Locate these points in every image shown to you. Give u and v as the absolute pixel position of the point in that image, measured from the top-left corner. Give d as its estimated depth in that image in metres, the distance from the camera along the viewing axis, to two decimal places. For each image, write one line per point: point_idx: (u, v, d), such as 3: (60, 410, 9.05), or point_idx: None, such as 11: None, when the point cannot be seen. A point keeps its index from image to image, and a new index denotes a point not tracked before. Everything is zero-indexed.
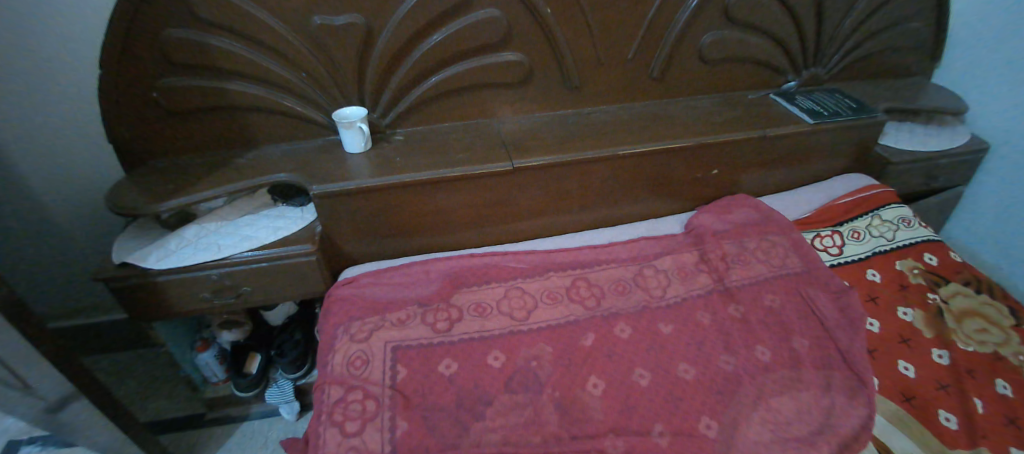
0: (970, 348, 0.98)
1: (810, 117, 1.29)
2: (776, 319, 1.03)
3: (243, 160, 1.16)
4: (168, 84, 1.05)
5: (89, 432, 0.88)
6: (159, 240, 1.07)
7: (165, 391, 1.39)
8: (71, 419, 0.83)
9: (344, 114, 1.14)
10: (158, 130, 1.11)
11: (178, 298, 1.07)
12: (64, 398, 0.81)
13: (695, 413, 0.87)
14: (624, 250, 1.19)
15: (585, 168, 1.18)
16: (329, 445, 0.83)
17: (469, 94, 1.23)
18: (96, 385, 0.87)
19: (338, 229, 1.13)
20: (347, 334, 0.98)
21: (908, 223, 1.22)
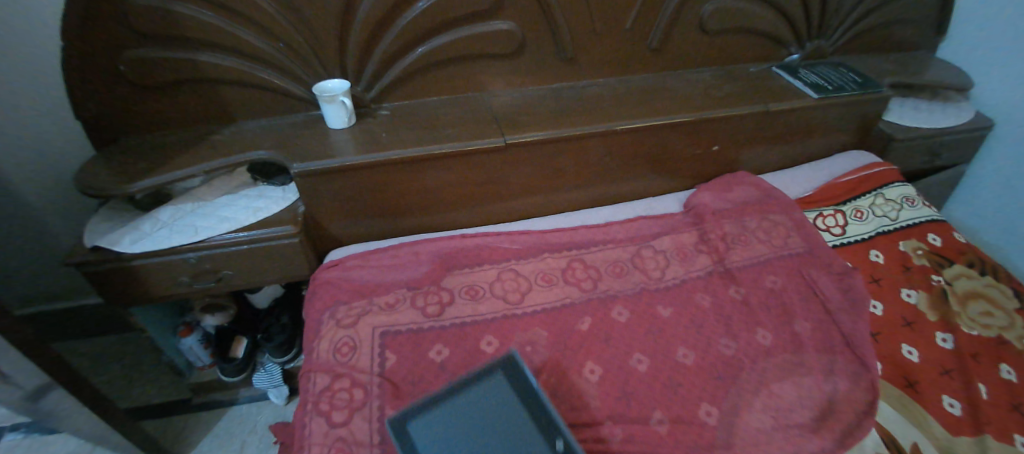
0: (974, 332, 0.96)
1: (814, 91, 1.24)
2: (776, 301, 1.01)
3: (219, 136, 1.09)
4: (135, 56, 0.97)
5: (72, 422, 0.85)
6: (133, 222, 1.01)
7: (149, 376, 1.35)
8: (51, 410, 0.80)
9: (325, 87, 1.07)
10: (127, 106, 1.03)
11: (156, 283, 1.02)
12: (40, 390, 0.77)
13: (695, 399, 0.85)
14: (622, 230, 1.15)
15: (582, 144, 1.12)
16: (316, 437, 0.80)
17: (458, 65, 1.16)
18: (75, 376, 0.83)
19: (321, 209, 1.07)
20: (334, 320, 0.94)
21: (911, 202, 1.20)
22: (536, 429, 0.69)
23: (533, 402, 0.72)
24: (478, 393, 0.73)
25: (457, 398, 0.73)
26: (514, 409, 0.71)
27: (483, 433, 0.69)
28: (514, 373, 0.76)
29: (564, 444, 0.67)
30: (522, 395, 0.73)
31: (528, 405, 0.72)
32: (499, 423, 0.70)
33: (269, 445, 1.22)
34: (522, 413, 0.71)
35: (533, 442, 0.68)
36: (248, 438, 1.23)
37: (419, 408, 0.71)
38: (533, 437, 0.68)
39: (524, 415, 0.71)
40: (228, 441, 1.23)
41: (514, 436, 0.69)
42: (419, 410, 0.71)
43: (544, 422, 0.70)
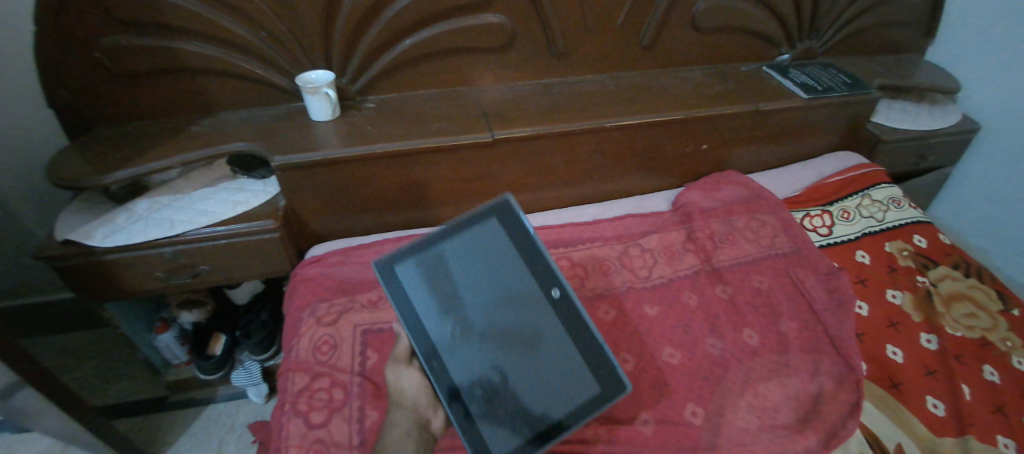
0: (959, 334, 0.97)
1: (804, 91, 1.24)
2: (764, 302, 1.00)
3: (198, 127, 1.05)
4: (110, 43, 0.94)
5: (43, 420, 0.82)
6: (106, 215, 0.97)
7: (124, 374, 1.31)
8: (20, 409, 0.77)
9: (308, 78, 1.04)
10: (102, 95, 1.00)
11: (131, 278, 0.98)
12: (6, 388, 0.74)
13: (681, 400, 0.84)
14: (610, 229, 1.14)
15: (571, 141, 1.11)
16: (293, 438, 0.77)
17: (446, 58, 1.14)
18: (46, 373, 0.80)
19: (303, 203, 1.05)
20: (315, 317, 0.92)
21: (897, 204, 1.20)
22: (531, 272, 0.66)
23: (529, 251, 0.66)
24: (468, 240, 0.68)
25: (447, 242, 0.68)
26: (508, 256, 0.67)
27: (472, 275, 0.67)
28: (508, 218, 0.68)
29: (561, 292, 0.64)
30: (515, 243, 0.67)
31: (523, 253, 0.67)
32: (490, 264, 0.67)
33: (248, 444, 1.20)
34: (516, 261, 0.67)
35: (529, 292, 0.66)
36: (226, 438, 1.20)
37: (405, 253, 0.68)
38: (528, 283, 0.66)
39: (518, 259, 0.67)
40: (205, 440, 1.20)
41: (509, 286, 0.66)
42: (406, 254, 0.68)
43: (540, 271, 0.65)
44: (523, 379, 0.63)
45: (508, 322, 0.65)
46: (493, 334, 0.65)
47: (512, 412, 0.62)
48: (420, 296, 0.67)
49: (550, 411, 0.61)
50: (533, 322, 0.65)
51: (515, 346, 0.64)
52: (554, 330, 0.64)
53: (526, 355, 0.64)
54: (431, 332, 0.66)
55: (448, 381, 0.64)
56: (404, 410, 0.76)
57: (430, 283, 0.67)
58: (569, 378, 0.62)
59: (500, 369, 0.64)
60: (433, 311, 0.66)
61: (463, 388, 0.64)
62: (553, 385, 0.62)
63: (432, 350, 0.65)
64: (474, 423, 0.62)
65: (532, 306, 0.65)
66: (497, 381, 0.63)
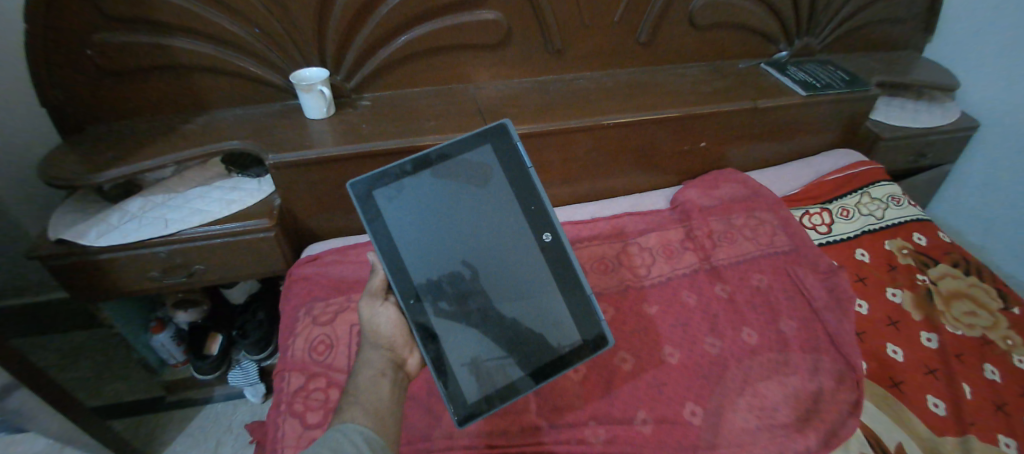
0: (959, 332, 0.96)
1: (803, 88, 1.23)
2: (762, 300, 1.00)
3: (192, 125, 1.04)
4: (102, 40, 0.92)
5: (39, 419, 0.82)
6: (99, 214, 0.96)
7: (119, 373, 1.30)
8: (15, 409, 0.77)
9: (303, 75, 1.03)
10: (94, 93, 0.98)
11: (125, 277, 0.98)
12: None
13: (680, 399, 0.83)
14: (608, 226, 1.13)
15: (568, 138, 1.10)
16: (289, 439, 0.77)
17: (441, 55, 1.13)
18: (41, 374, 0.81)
19: (299, 202, 1.04)
20: (310, 317, 0.91)
21: (896, 201, 1.19)
22: (526, 212, 0.69)
23: (525, 190, 0.69)
24: (468, 166, 0.68)
25: (438, 170, 0.68)
26: (504, 192, 0.69)
27: (459, 207, 0.68)
28: (506, 152, 0.69)
29: (552, 237, 0.69)
30: (514, 182, 0.69)
31: (520, 191, 0.69)
32: (481, 197, 0.68)
33: (245, 445, 1.19)
34: (512, 199, 0.69)
35: (520, 229, 0.69)
36: (222, 438, 1.20)
37: (390, 175, 0.66)
38: (520, 224, 0.69)
39: (512, 198, 0.69)
40: (202, 440, 1.19)
41: (499, 217, 0.68)
42: (391, 176, 0.66)
43: (532, 214, 0.69)
44: (505, 319, 0.67)
45: (492, 259, 0.68)
46: (476, 270, 0.67)
47: (492, 349, 0.66)
48: (403, 227, 0.66)
49: (510, 334, 0.67)
50: (517, 258, 0.68)
51: (498, 284, 0.68)
52: (540, 272, 0.69)
53: (509, 293, 0.68)
54: (412, 264, 0.66)
55: (426, 317, 0.65)
56: (379, 350, 0.69)
57: (415, 212, 0.66)
58: (550, 321, 0.68)
59: (482, 306, 0.67)
60: (417, 242, 0.66)
61: (434, 313, 0.65)
62: (534, 324, 0.68)
63: (413, 283, 0.65)
64: (455, 360, 0.65)
65: (519, 248, 0.69)
66: (472, 308, 0.67)
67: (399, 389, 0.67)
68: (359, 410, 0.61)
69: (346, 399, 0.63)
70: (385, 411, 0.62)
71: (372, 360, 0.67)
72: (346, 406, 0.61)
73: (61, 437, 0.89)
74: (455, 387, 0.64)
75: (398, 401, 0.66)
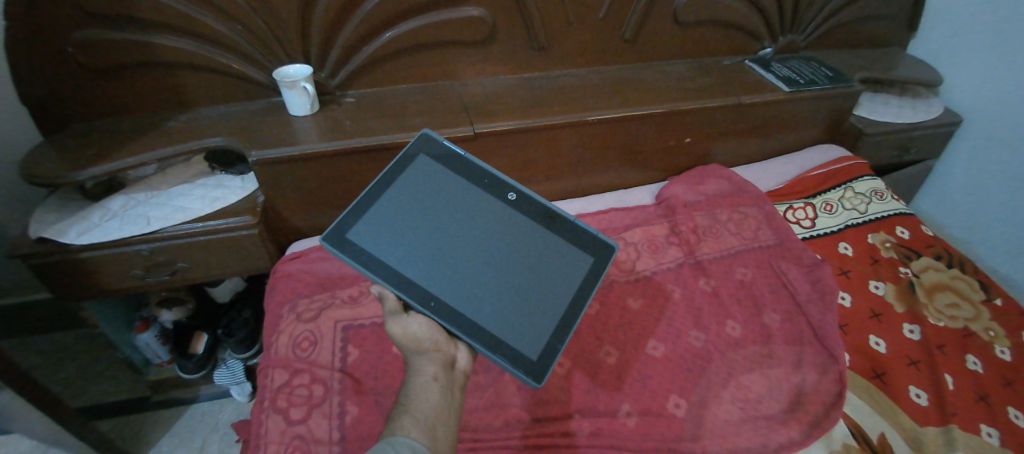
0: (940, 324, 0.97)
1: (787, 84, 1.24)
2: (746, 294, 1.00)
3: (174, 123, 1.04)
4: (83, 38, 0.92)
5: (26, 420, 0.82)
6: (81, 212, 0.95)
7: (105, 374, 1.28)
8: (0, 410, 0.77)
9: (287, 72, 1.03)
10: (76, 91, 0.97)
11: (108, 275, 0.97)
12: None
13: (664, 392, 0.84)
14: (593, 222, 1.14)
15: (555, 134, 1.10)
16: (272, 435, 0.76)
17: (427, 52, 1.13)
18: (25, 375, 0.80)
19: (283, 199, 1.03)
20: (295, 313, 0.91)
21: (879, 196, 1.21)
22: (482, 188, 0.71)
23: (471, 172, 0.72)
24: (410, 183, 0.70)
25: (389, 195, 0.69)
26: (454, 184, 0.71)
27: (427, 211, 0.69)
28: (436, 151, 0.73)
29: (517, 192, 0.71)
30: (456, 172, 0.72)
31: (466, 176, 0.72)
32: (438, 196, 0.70)
33: (232, 443, 1.18)
34: (465, 186, 0.71)
35: (489, 203, 0.70)
36: (209, 437, 1.19)
37: (348, 218, 0.66)
38: (484, 197, 0.70)
39: (464, 184, 0.71)
40: (189, 440, 1.18)
41: (466, 205, 0.70)
42: (349, 219, 0.66)
43: (488, 186, 0.71)
44: (523, 278, 0.66)
45: (485, 235, 0.68)
46: (477, 252, 0.67)
47: (523, 310, 0.64)
48: (389, 251, 0.65)
49: (536, 286, 0.66)
50: (505, 226, 0.69)
51: (501, 254, 0.67)
52: (527, 224, 0.69)
53: (514, 256, 0.67)
54: (415, 275, 0.64)
55: (450, 311, 0.62)
56: (426, 355, 0.66)
57: (390, 235, 0.66)
58: (560, 257, 0.68)
59: (499, 281, 0.65)
60: (408, 256, 0.65)
61: (458, 304, 0.63)
62: (550, 267, 0.68)
63: (422, 288, 0.63)
64: (498, 330, 0.62)
65: (499, 217, 0.69)
66: (493, 284, 0.65)
67: (452, 391, 0.66)
68: (411, 423, 0.59)
69: (397, 412, 0.61)
70: (437, 420, 0.60)
71: (422, 367, 0.65)
72: (397, 420, 0.59)
73: (43, 439, 0.88)
74: (513, 354, 0.61)
75: (450, 404, 0.64)
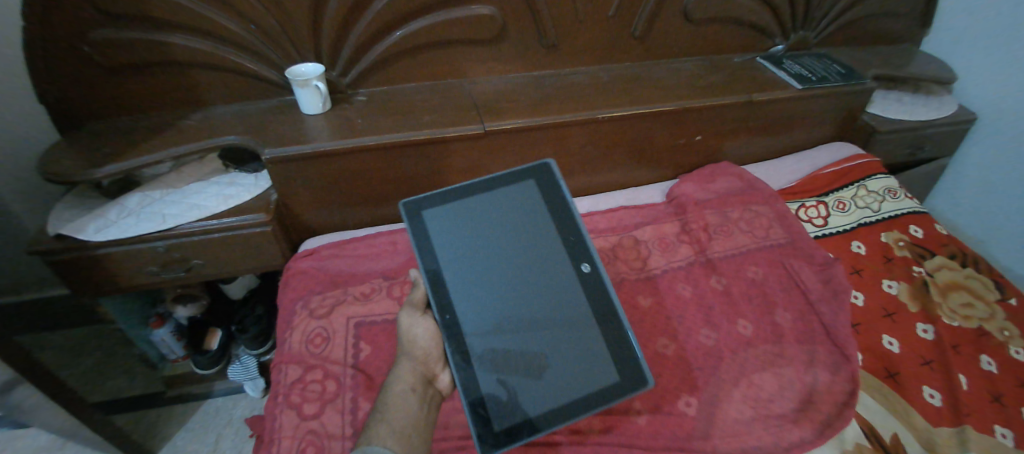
0: (955, 324, 0.96)
1: (799, 82, 1.23)
2: (757, 292, 1.00)
3: (189, 121, 1.05)
4: (101, 38, 0.93)
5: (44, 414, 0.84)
6: (98, 210, 0.96)
7: (120, 369, 1.30)
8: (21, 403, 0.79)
9: (299, 71, 1.03)
10: (94, 90, 0.99)
11: (124, 272, 0.98)
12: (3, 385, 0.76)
13: (674, 390, 0.84)
14: (603, 220, 1.13)
15: (565, 132, 1.10)
16: (286, 430, 0.77)
17: (437, 50, 1.14)
18: (45, 369, 0.82)
19: (295, 197, 1.04)
20: (307, 310, 0.92)
21: (893, 194, 1.20)
22: (564, 244, 0.70)
23: (566, 225, 0.71)
24: (507, 197, 0.72)
25: (483, 197, 0.72)
26: (542, 224, 0.71)
27: (502, 232, 0.70)
28: (546, 187, 0.73)
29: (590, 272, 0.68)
30: (554, 216, 0.71)
31: (559, 225, 0.71)
32: (507, 221, 0.71)
33: (244, 438, 1.20)
34: (551, 231, 0.70)
35: (562, 264, 0.69)
36: (222, 432, 1.20)
37: (437, 200, 0.72)
38: (559, 254, 0.69)
39: (551, 231, 0.71)
40: (202, 434, 1.20)
41: (541, 248, 0.70)
42: (437, 200, 0.72)
43: (571, 245, 0.70)
44: (541, 345, 0.64)
45: (531, 283, 0.68)
46: (521, 296, 0.67)
47: (522, 371, 0.63)
48: (446, 246, 0.69)
49: (547, 361, 0.63)
50: (559, 288, 0.67)
51: (529, 306, 0.66)
52: (578, 301, 0.67)
53: (543, 311, 0.66)
54: (450, 280, 0.67)
55: (457, 336, 0.64)
56: (412, 362, 0.71)
57: (457, 233, 0.70)
58: (590, 356, 0.64)
59: (521, 332, 0.65)
60: (457, 263, 0.68)
61: (471, 333, 0.64)
62: (575, 357, 0.64)
63: (449, 301, 0.66)
64: (485, 376, 0.62)
65: (562, 280, 0.68)
66: (511, 332, 0.65)
67: (428, 406, 0.68)
68: (385, 429, 0.61)
69: (374, 417, 0.64)
70: (410, 430, 0.63)
71: (403, 375, 0.69)
72: (373, 424, 0.62)
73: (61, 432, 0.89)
74: (479, 400, 0.61)
75: (425, 419, 0.66)
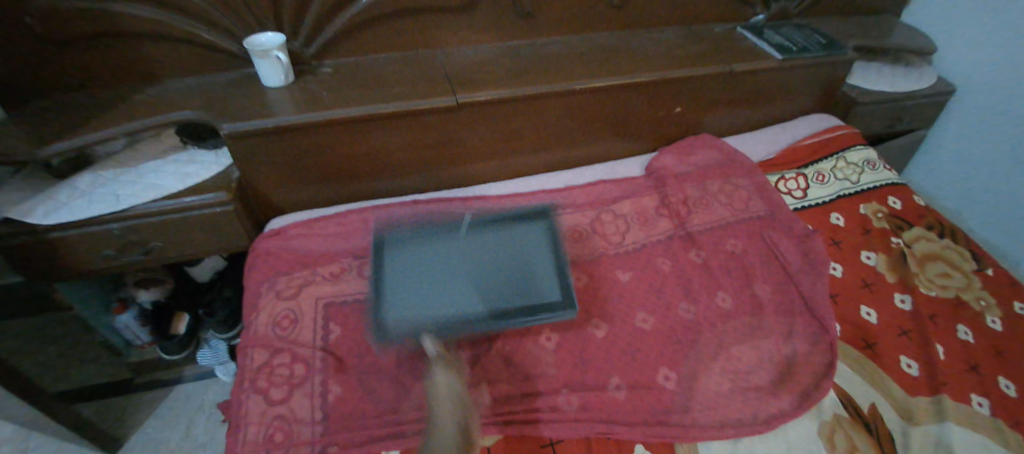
0: (932, 293, 0.97)
1: (779, 52, 1.21)
2: (737, 265, 0.99)
3: (143, 96, 0.99)
4: (39, 6, 0.86)
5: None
6: (46, 191, 0.90)
7: (85, 358, 1.26)
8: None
9: (257, 41, 0.97)
10: (35, 63, 0.92)
11: (80, 256, 0.93)
12: None
13: (653, 364, 0.83)
14: (582, 195, 1.11)
15: (541, 104, 1.07)
16: (253, 416, 0.74)
17: (407, 19, 1.08)
18: None
19: (259, 174, 0.99)
20: (274, 292, 0.88)
21: (872, 165, 1.19)
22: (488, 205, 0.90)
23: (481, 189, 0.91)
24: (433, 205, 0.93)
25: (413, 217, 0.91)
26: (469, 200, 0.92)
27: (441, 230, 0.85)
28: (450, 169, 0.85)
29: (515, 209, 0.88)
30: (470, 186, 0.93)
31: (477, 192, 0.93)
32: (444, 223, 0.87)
33: (218, 424, 1.16)
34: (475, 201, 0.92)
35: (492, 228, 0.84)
36: (195, 419, 1.17)
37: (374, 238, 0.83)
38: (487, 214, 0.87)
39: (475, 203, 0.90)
40: (174, 422, 1.16)
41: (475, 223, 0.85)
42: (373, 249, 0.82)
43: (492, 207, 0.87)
44: (515, 292, 0.76)
45: (484, 259, 0.80)
46: (478, 275, 0.78)
47: (508, 317, 0.73)
48: (402, 272, 0.78)
49: (528, 297, 0.76)
50: (505, 251, 0.81)
51: (487, 283, 0.77)
52: (522, 233, 0.83)
53: (503, 283, 0.77)
54: (415, 298, 0.74)
55: (445, 327, 0.72)
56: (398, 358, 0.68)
57: (404, 258, 0.80)
58: (542, 257, 0.81)
59: (493, 297, 0.75)
60: (416, 276, 0.77)
61: (455, 319, 0.73)
62: (534, 271, 0.79)
63: (423, 306, 0.73)
64: (485, 325, 0.73)
65: (502, 240, 0.83)
66: (484, 296, 0.75)
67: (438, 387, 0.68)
68: None
69: None
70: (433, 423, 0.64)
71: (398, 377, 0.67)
72: None
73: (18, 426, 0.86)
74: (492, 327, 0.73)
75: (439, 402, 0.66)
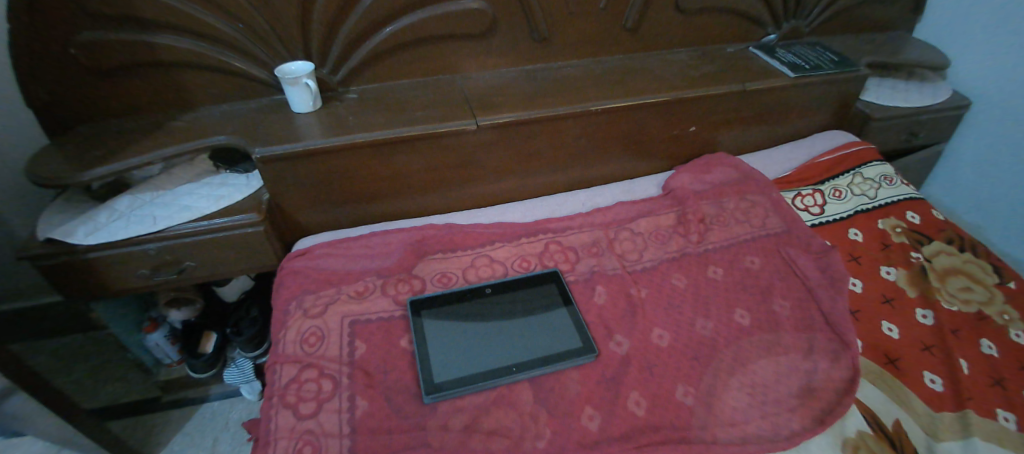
0: (955, 308, 0.96)
1: (791, 70, 1.23)
2: (754, 282, 1.00)
3: (179, 122, 1.04)
4: (87, 39, 0.92)
5: (40, 420, 0.84)
6: (87, 213, 0.95)
7: (116, 375, 1.29)
8: (15, 414, 0.78)
9: (288, 69, 1.03)
10: (82, 91, 0.98)
11: (116, 276, 0.97)
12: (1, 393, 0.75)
13: (673, 381, 0.83)
14: (598, 214, 1.13)
15: (557, 124, 1.09)
16: (282, 430, 0.76)
17: (428, 46, 1.13)
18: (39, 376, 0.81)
19: (288, 196, 1.03)
20: (301, 309, 0.91)
21: (889, 181, 1.19)
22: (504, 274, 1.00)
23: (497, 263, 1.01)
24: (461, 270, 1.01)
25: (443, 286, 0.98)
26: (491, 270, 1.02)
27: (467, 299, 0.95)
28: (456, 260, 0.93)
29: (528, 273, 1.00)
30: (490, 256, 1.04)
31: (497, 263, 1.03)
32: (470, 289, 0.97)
33: (243, 442, 1.18)
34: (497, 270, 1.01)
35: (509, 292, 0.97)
36: (220, 436, 1.19)
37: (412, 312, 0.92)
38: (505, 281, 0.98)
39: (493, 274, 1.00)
40: (200, 438, 1.19)
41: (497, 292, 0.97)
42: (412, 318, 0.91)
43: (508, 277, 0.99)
44: (538, 343, 0.88)
45: (507, 322, 0.92)
46: (503, 337, 0.89)
47: (536, 364, 0.84)
48: (440, 340, 0.88)
49: (551, 345, 0.87)
50: (525, 313, 0.93)
51: (514, 341, 0.88)
52: (535, 296, 0.96)
53: (526, 339, 0.89)
54: (455, 363, 0.84)
55: (483, 380, 0.82)
56: None
57: (440, 328, 0.90)
58: (556, 315, 0.93)
59: (519, 349, 0.87)
60: (452, 344, 0.88)
61: (490, 373, 0.83)
62: (551, 324, 0.91)
63: (462, 369, 0.84)
64: (516, 372, 0.83)
65: (520, 303, 0.95)
66: (512, 350, 0.87)
67: None
68: None
69: None
70: None
71: None
72: None
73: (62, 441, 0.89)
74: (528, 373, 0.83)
75: None
